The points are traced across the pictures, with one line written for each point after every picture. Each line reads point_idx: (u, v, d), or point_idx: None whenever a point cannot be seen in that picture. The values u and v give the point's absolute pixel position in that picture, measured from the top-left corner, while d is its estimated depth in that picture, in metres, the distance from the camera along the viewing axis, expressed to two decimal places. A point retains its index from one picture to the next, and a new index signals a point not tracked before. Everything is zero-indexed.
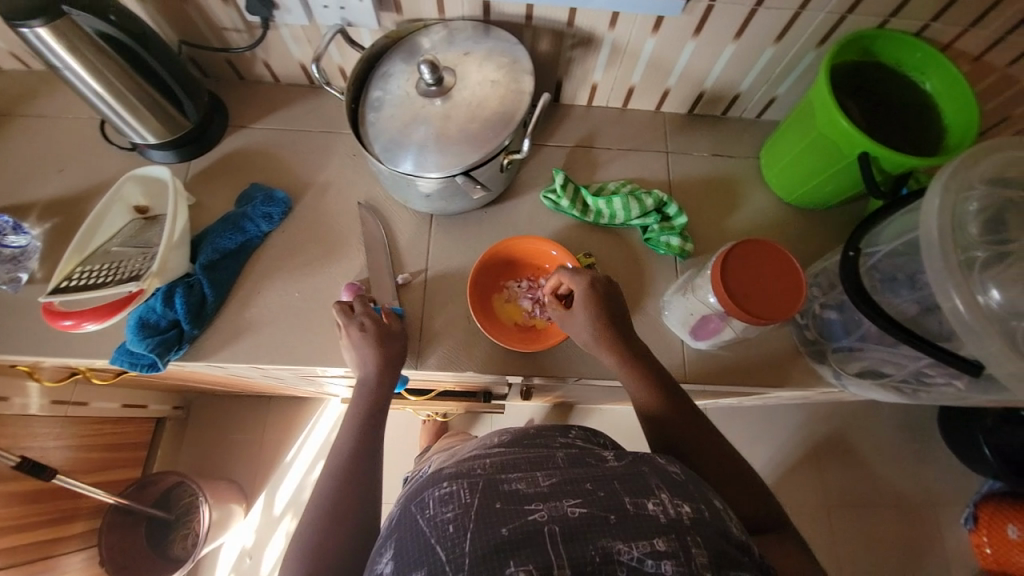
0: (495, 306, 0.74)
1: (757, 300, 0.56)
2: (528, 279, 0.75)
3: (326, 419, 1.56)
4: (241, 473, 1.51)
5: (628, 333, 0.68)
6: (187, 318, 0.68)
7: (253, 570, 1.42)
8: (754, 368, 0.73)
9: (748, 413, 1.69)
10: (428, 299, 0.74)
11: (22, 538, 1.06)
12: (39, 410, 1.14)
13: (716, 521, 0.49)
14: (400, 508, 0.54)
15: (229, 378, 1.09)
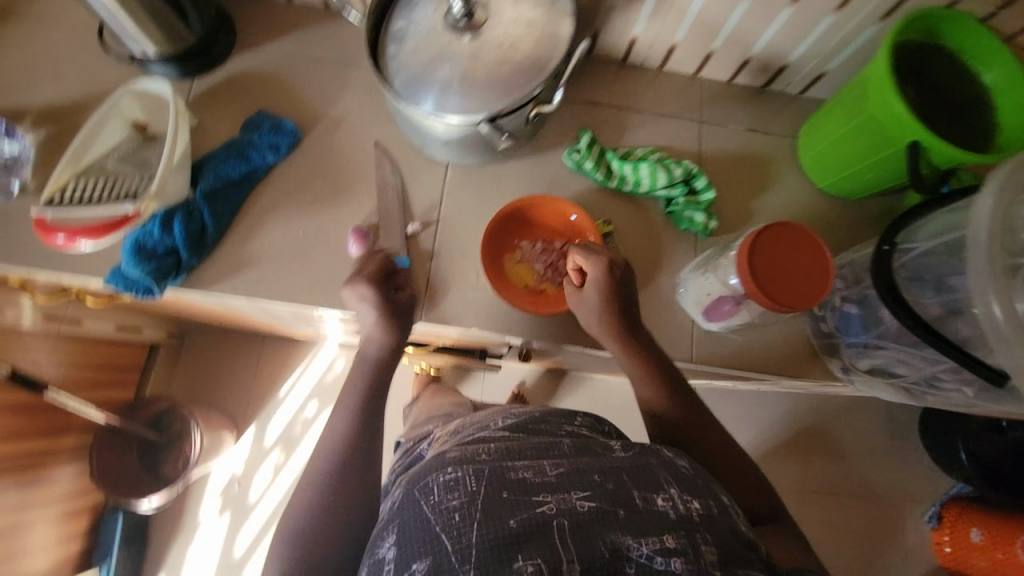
0: (506, 265, 0.71)
1: (780, 285, 0.53)
2: (543, 241, 0.72)
3: (319, 361, 1.57)
4: (232, 406, 1.53)
5: (637, 318, 0.68)
6: (186, 246, 0.65)
7: (241, 497, 1.46)
8: (763, 353, 0.72)
9: (736, 396, 1.72)
10: (438, 251, 0.71)
11: (14, 446, 1.07)
12: (31, 325, 1.14)
13: (723, 516, 0.52)
14: (403, 493, 0.57)
15: (225, 312, 1.08)
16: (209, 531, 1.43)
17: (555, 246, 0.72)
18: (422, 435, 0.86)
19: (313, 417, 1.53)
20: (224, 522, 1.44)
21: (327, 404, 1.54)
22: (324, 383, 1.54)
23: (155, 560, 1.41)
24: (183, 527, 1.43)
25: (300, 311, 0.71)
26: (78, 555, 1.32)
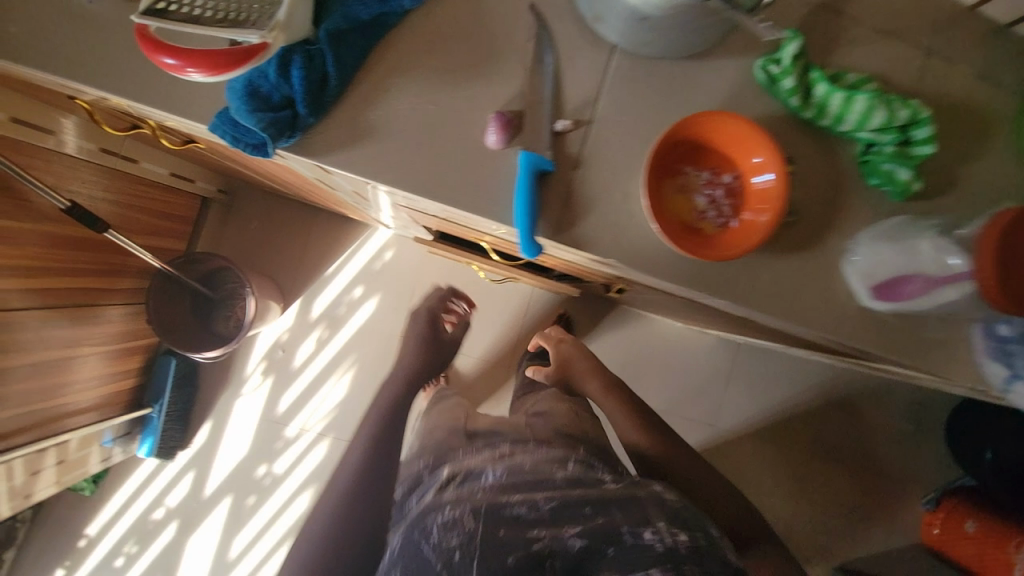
0: (663, 193, 0.56)
1: (1007, 250, 0.51)
2: (709, 171, 0.57)
3: (371, 245, 1.54)
4: (281, 275, 1.52)
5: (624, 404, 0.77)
6: (305, 99, 0.53)
7: (285, 361, 1.52)
8: (925, 352, 0.62)
9: (777, 359, 1.69)
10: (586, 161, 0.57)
11: (63, 280, 1.05)
12: (78, 151, 1.04)
13: (711, 547, 0.69)
14: (404, 539, 0.78)
15: (296, 180, 0.99)
16: (252, 390, 1.51)
17: (721, 180, 0.57)
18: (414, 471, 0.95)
19: (359, 301, 1.53)
20: (264, 385, 1.51)
21: (373, 291, 1.54)
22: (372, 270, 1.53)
23: (204, 405, 1.50)
24: (231, 381, 1.51)
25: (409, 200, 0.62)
26: (134, 390, 1.40)
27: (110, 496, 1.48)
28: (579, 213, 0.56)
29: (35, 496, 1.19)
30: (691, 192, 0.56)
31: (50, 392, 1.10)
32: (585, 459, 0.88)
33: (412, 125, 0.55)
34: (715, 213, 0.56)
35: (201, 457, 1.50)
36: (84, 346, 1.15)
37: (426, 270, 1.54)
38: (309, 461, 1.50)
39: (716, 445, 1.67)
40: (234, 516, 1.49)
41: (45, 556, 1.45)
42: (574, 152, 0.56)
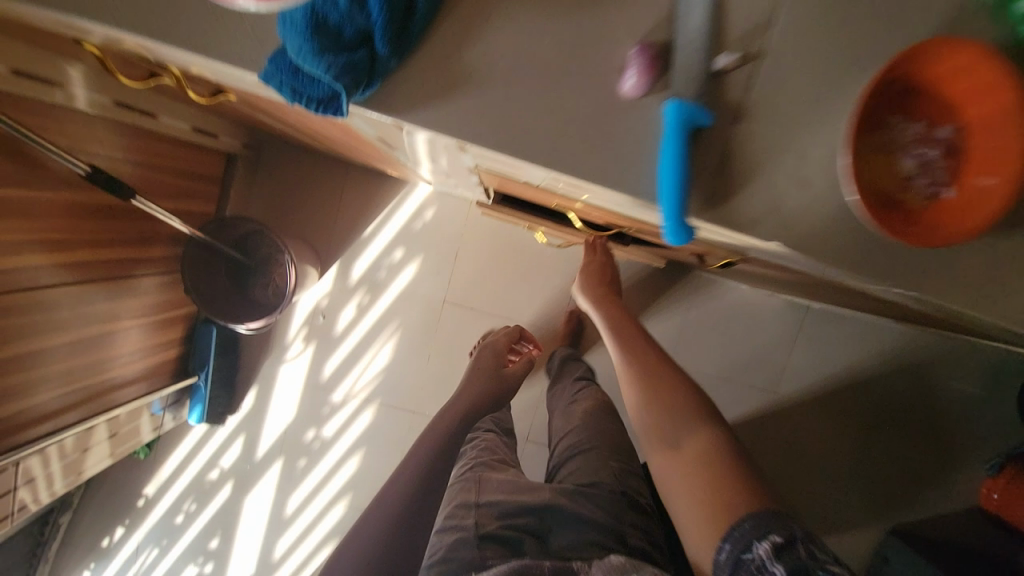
0: (868, 154, 0.43)
1: None
2: (920, 125, 0.44)
3: (409, 202, 1.42)
4: (315, 238, 1.43)
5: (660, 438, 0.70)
6: (386, 32, 0.39)
7: (327, 328, 1.45)
8: None
9: (841, 320, 1.58)
10: (752, 108, 0.43)
11: (95, 253, 0.98)
12: (90, 107, 0.90)
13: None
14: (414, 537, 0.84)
15: (338, 139, 0.86)
16: (295, 356, 1.46)
17: (932, 137, 0.45)
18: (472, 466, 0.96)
19: (400, 264, 1.43)
20: (307, 351, 1.46)
21: (414, 253, 1.43)
22: (412, 230, 1.42)
23: (246, 372, 1.47)
24: (273, 347, 1.46)
25: (505, 165, 0.49)
26: (178, 358, 1.37)
27: (163, 459, 1.51)
28: (739, 183, 0.43)
29: (87, 472, 1.22)
30: (895, 151, 0.44)
31: (93, 368, 1.07)
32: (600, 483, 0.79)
33: (526, 67, 0.42)
34: (922, 181, 0.45)
35: (249, 422, 1.49)
36: (121, 320, 1.10)
37: (469, 230, 1.43)
38: (357, 426, 1.48)
39: (770, 410, 1.60)
40: (286, 477, 1.50)
41: (108, 514, 1.51)
42: (739, 99, 0.42)
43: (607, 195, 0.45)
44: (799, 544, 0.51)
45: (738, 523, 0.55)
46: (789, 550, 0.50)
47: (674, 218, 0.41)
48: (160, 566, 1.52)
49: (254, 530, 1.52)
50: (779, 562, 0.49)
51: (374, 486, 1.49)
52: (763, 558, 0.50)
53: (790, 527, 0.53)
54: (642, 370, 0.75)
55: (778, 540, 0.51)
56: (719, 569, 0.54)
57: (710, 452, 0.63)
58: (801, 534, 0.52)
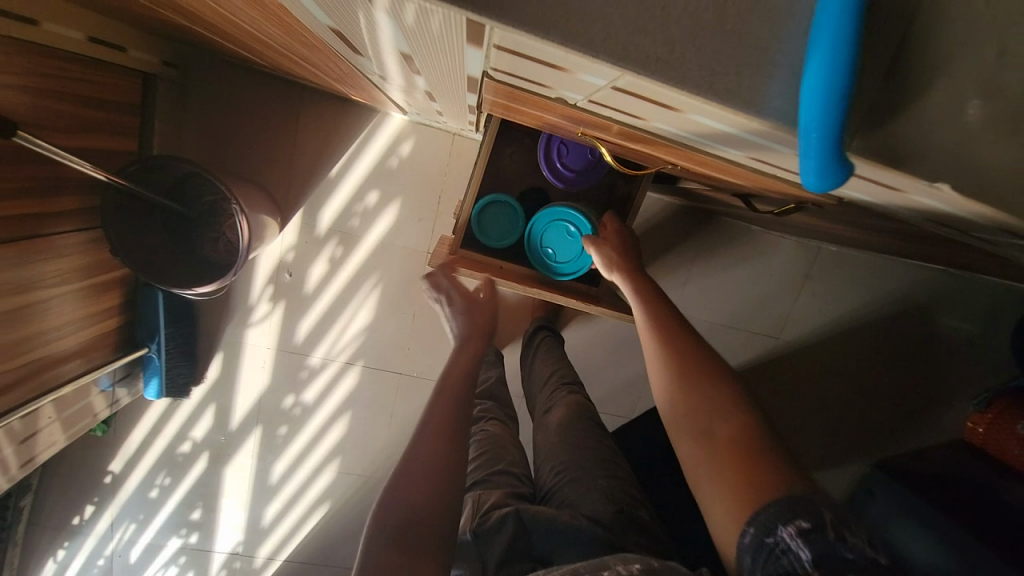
0: None
1: None
2: None
3: (382, 135, 1.20)
4: (270, 180, 1.21)
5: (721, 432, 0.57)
6: None
7: (295, 285, 1.27)
8: None
9: (850, 260, 1.50)
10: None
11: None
12: None
13: None
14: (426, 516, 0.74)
15: (286, 48, 0.65)
16: (262, 318, 1.29)
17: None
18: (482, 434, 0.85)
19: (375, 209, 1.24)
20: (275, 313, 1.29)
21: (391, 197, 1.23)
22: (387, 167, 1.21)
23: (208, 338, 1.30)
24: (235, 309, 1.29)
25: (541, 67, 0.31)
26: (123, 327, 1.19)
27: (126, 435, 1.37)
28: (912, 89, 0.28)
29: (39, 457, 1.08)
30: None
31: (17, 347, 0.90)
32: (622, 496, 0.70)
33: None
34: None
35: (218, 391, 1.34)
36: (37, 290, 0.90)
37: (453, 169, 1.23)
38: (340, 390, 1.36)
39: (773, 355, 1.56)
40: (267, 445, 1.39)
41: (73, 492, 1.38)
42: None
43: (709, 113, 0.29)
44: (827, 523, 0.45)
45: (763, 505, 0.48)
46: (819, 534, 0.44)
47: (829, 146, 0.25)
48: (140, 542, 1.43)
49: (237, 500, 1.42)
50: (807, 546, 0.44)
51: (363, 451, 1.40)
52: (789, 542, 0.45)
53: (822, 509, 0.46)
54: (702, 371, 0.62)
55: (806, 524, 0.45)
56: (742, 551, 0.49)
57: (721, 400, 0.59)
58: (833, 517, 0.45)
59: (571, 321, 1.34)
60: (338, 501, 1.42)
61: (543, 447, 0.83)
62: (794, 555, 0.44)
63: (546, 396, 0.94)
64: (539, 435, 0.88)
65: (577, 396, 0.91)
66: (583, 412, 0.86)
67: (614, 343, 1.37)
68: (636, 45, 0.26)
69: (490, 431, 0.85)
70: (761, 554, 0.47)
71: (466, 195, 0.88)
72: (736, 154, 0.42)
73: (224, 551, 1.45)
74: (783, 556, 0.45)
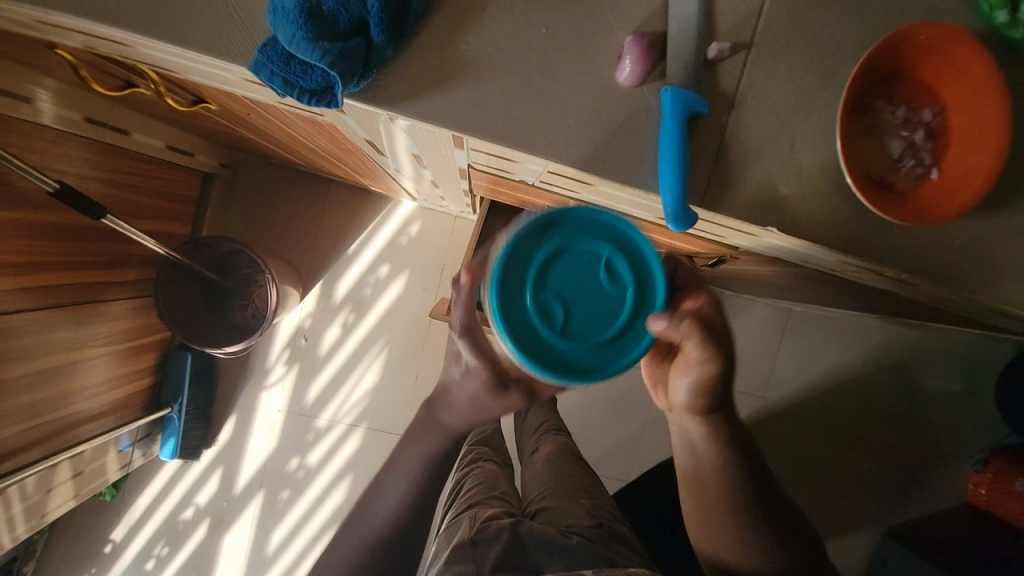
0: (855, 148, 0.47)
1: None
2: (903, 107, 0.48)
3: (394, 218, 1.41)
4: (296, 257, 1.40)
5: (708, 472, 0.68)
6: (383, 24, 0.39)
7: (309, 349, 1.40)
8: None
9: (821, 322, 1.61)
10: (738, 103, 0.44)
11: (56, 276, 0.92)
12: (57, 123, 0.86)
13: None
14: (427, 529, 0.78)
15: (325, 151, 0.85)
16: (276, 381, 1.40)
17: (913, 120, 0.48)
18: (475, 464, 0.91)
19: (386, 281, 1.41)
20: (289, 375, 1.40)
21: (399, 269, 1.41)
22: (398, 244, 1.40)
23: (224, 400, 1.39)
24: (252, 372, 1.40)
25: (498, 159, 0.48)
26: (150, 389, 1.30)
27: (132, 500, 1.40)
28: (733, 167, 0.44)
29: (51, 515, 1.12)
30: (885, 132, 0.48)
31: (61, 400, 1.00)
32: (605, 519, 0.76)
33: (528, 59, 0.42)
34: (908, 160, 0.48)
35: (227, 454, 1.40)
36: (88, 348, 1.03)
37: (454, 245, 1.41)
38: (343, 452, 1.41)
39: (763, 415, 1.61)
40: (268, 511, 1.41)
41: (70, 563, 1.38)
42: (736, 84, 0.44)
43: (606, 184, 0.45)
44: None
45: None
46: None
47: (672, 206, 0.41)
48: None
49: (232, 572, 1.41)
50: None
51: None
52: None
53: None
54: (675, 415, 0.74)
55: None
56: None
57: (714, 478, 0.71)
58: None
59: None
60: None
61: (531, 481, 0.89)
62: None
63: (535, 440, 1.02)
64: (528, 472, 0.94)
65: (564, 439, 0.99)
66: (569, 452, 0.94)
67: (604, 401, 1.45)
68: (553, 145, 0.42)
69: (484, 463, 0.91)
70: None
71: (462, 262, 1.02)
72: (648, 216, 0.57)
73: None
74: None
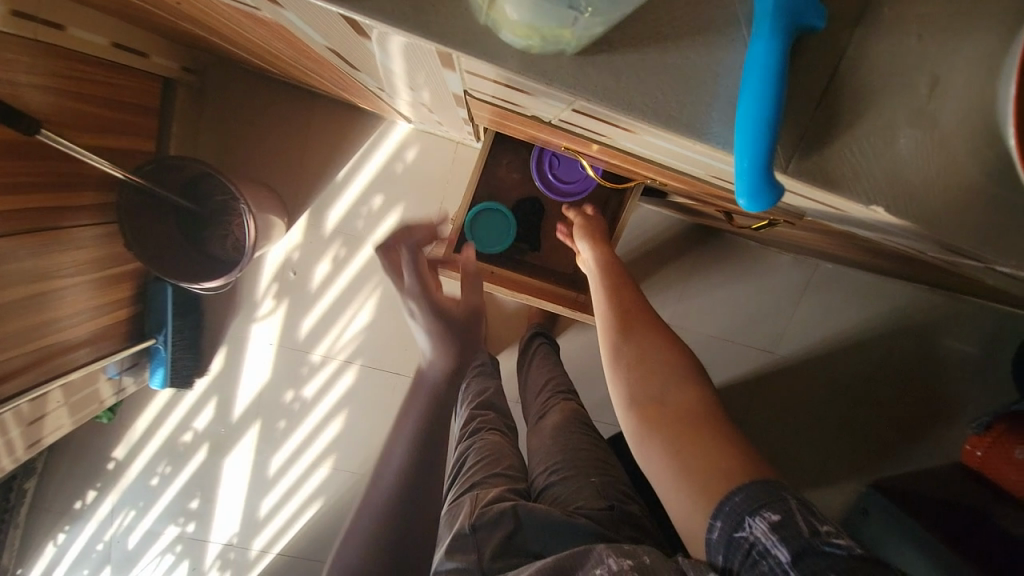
0: None
1: None
2: None
3: (388, 142, 1.25)
4: (280, 183, 1.26)
5: (693, 428, 0.56)
6: None
7: (299, 283, 1.32)
8: None
9: (846, 278, 1.50)
10: (856, 31, 0.31)
11: (6, 202, 0.80)
12: None
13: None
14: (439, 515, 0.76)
15: (294, 60, 0.69)
16: (266, 315, 1.33)
17: None
18: (476, 434, 0.87)
19: (379, 213, 1.28)
20: (278, 309, 1.33)
21: (395, 201, 1.27)
22: (393, 173, 1.25)
23: (214, 331, 1.35)
24: (241, 305, 1.33)
25: (505, 89, 0.35)
26: (133, 318, 1.24)
27: (130, 423, 1.41)
28: (841, 120, 0.31)
29: (46, 440, 1.12)
30: None
31: (34, 332, 0.94)
32: (616, 495, 0.73)
33: None
34: None
35: (221, 384, 1.38)
36: (54, 280, 0.95)
37: (455, 176, 1.26)
38: (338, 388, 1.39)
39: (769, 370, 1.56)
40: (266, 439, 1.42)
41: (77, 477, 1.43)
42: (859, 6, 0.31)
43: (659, 134, 0.32)
44: (798, 518, 0.46)
45: (727, 496, 0.49)
46: (790, 526, 0.45)
47: (758, 171, 0.28)
48: (139, 527, 1.47)
49: (234, 491, 1.46)
50: (782, 543, 0.45)
51: (359, 448, 1.43)
52: (764, 540, 0.45)
53: (788, 499, 0.47)
54: (660, 377, 0.61)
55: (775, 517, 0.46)
56: (713, 548, 0.49)
57: (696, 408, 0.58)
58: (797, 507, 0.47)
59: (566, 328, 1.37)
60: (332, 496, 1.45)
61: (537, 449, 0.86)
62: (771, 556, 0.45)
63: (541, 403, 0.96)
64: (534, 439, 0.89)
65: (573, 403, 0.93)
66: (577, 418, 0.88)
67: None
68: (590, 78, 0.29)
69: (486, 432, 0.87)
70: (733, 550, 0.47)
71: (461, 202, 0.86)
72: (696, 171, 0.43)
73: (220, 542, 1.48)
74: (758, 555, 0.45)
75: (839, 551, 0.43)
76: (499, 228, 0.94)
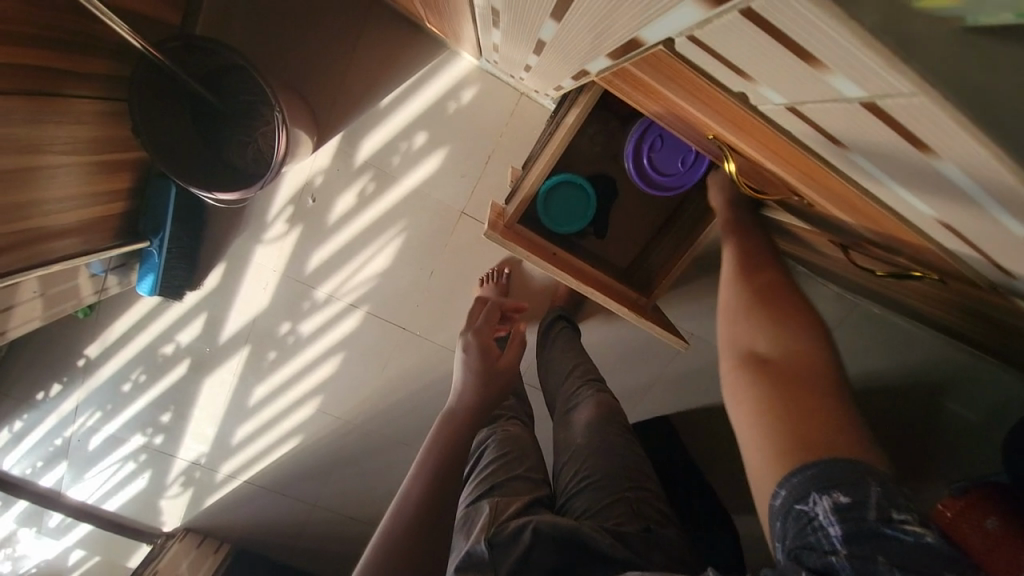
0: None
1: None
2: None
3: (445, 75, 1.10)
4: (316, 96, 1.11)
5: (804, 388, 0.46)
6: None
7: (317, 211, 1.19)
8: None
9: (882, 322, 1.44)
10: None
11: None
12: None
13: None
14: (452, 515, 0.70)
15: None
16: (274, 239, 1.21)
17: None
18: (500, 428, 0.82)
19: (420, 151, 1.15)
20: (289, 235, 1.21)
21: (439, 143, 1.14)
22: (444, 111, 1.12)
23: (214, 245, 1.22)
24: (249, 222, 1.20)
25: (767, 57, 0.24)
26: (125, 215, 1.11)
27: (108, 324, 1.30)
28: None
29: (12, 332, 1.01)
30: None
31: (17, 213, 0.81)
32: (647, 515, 0.68)
33: None
34: None
35: (212, 302, 1.27)
36: (45, 156, 0.81)
37: (512, 129, 1.13)
38: (339, 330, 1.30)
39: None
40: (252, 367, 1.34)
41: (42, 368, 1.34)
42: None
43: (996, 177, 0.22)
44: (871, 502, 0.38)
45: (798, 466, 0.41)
46: (857, 512, 0.37)
47: None
48: (102, 431, 1.39)
49: (209, 413, 1.38)
50: (841, 524, 0.37)
51: (349, 395, 1.35)
52: (821, 516, 0.38)
53: (869, 480, 0.38)
54: (783, 327, 0.52)
55: (844, 499, 0.38)
56: (772, 513, 0.43)
57: (813, 370, 0.47)
58: (878, 494, 0.38)
59: (591, 315, 1.28)
60: (313, 435, 1.39)
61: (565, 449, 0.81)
62: (823, 530, 0.38)
63: (567, 395, 0.89)
64: (561, 434, 0.84)
65: (607, 394, 0.86)
66: (614, 414, 0.82)
67: (628, 348, 1.32)
68: (967, 77, 0.19)
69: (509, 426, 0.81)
70: (790, 521, 0.41)
71: (539, 172, 0.76)
72: (922, 213, 0.32)
73: (186, 459, 1.42)
74: (814, 531, 0.39)
75: (904, 537, 0.36)
76: (575, 207, 0.86)
